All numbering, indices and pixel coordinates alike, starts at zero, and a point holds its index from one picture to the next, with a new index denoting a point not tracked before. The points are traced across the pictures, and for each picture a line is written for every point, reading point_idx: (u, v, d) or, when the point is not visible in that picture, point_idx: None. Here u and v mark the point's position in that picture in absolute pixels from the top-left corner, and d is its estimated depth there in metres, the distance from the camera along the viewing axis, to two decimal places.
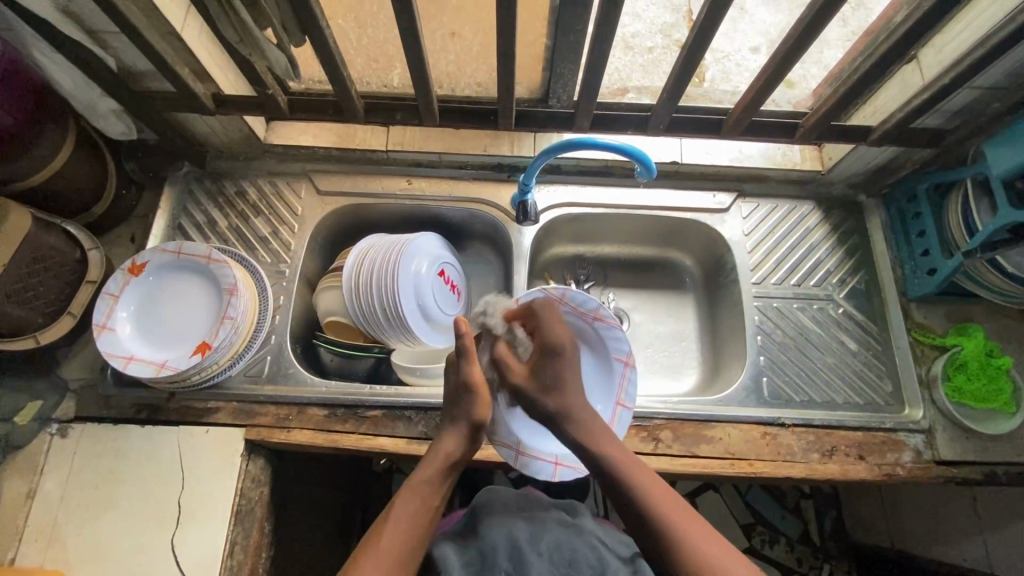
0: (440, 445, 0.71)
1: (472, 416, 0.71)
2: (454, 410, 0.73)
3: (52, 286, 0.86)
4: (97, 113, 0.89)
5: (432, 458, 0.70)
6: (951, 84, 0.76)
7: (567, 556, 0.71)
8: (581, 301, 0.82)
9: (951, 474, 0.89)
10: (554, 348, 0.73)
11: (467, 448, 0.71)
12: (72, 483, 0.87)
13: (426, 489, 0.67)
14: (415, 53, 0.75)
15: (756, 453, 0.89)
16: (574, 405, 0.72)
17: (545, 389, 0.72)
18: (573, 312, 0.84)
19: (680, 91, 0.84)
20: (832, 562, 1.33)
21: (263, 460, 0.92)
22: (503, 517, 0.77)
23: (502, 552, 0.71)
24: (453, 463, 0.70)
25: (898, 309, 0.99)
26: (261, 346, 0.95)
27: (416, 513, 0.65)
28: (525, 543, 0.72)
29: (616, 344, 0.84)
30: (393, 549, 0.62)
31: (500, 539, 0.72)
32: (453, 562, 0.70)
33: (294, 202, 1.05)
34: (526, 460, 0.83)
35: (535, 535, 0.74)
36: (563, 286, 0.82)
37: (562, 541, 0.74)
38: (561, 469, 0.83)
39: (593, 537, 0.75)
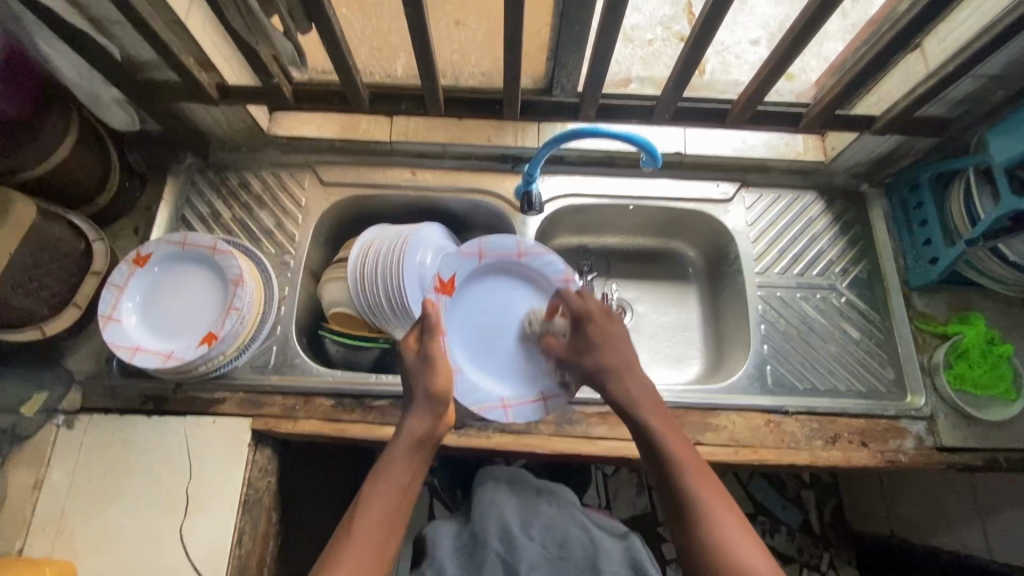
0: (407, 425, 0.73)
1: (430, 387, 0.74)
2: (413, 384, 0.75)
3: (57, 277, 0.86)
4: (100, 104, 0.89)
5: (399, 439, 0.72)
6: (956, 72, 0.77)
7: (558, 536, 0.75)
8: (499, 245, 0.90)
9: (953, 461, 0.90)
10: (581, 319, 0.83)
11: (433, 422, 0.73)
12: (80, 473, 0.87)
13: (398, 470, 0.69)
14: (422, 40, 0.75)
15: (760, 441, 0.90)
16: (606, 362, 0.80)
17: (581, 355, 0.82)
18: (497, 257, 0.91)
19: (685, 82, 0.84)
20: (832, 551, 1.34)
21: (270, 450, 0.92)
22: (493, 497, 0.80)
23: (492, 532, 0.75)
24: (420, 440, 0.72)
25: (899, 297, 0.99)
26: (267, 337, 0.95)
27: (391, 493, 0.67)
28: (515, 526, 0.75)
29: (551, 267, 0.92)
30: (370, 530, 0.64)
31: (491, 521, 0.76)
32: (446, 545, 0.75)
33: (298, 193, 1.05)
34: (515, 409, 0.87)
35: (526, 518, 0.78)
36: (480, 240, 0.89)
37: (551, 523, 0.77)
38: (553, 401, 0.87)
39: (583, 516, 0.78)
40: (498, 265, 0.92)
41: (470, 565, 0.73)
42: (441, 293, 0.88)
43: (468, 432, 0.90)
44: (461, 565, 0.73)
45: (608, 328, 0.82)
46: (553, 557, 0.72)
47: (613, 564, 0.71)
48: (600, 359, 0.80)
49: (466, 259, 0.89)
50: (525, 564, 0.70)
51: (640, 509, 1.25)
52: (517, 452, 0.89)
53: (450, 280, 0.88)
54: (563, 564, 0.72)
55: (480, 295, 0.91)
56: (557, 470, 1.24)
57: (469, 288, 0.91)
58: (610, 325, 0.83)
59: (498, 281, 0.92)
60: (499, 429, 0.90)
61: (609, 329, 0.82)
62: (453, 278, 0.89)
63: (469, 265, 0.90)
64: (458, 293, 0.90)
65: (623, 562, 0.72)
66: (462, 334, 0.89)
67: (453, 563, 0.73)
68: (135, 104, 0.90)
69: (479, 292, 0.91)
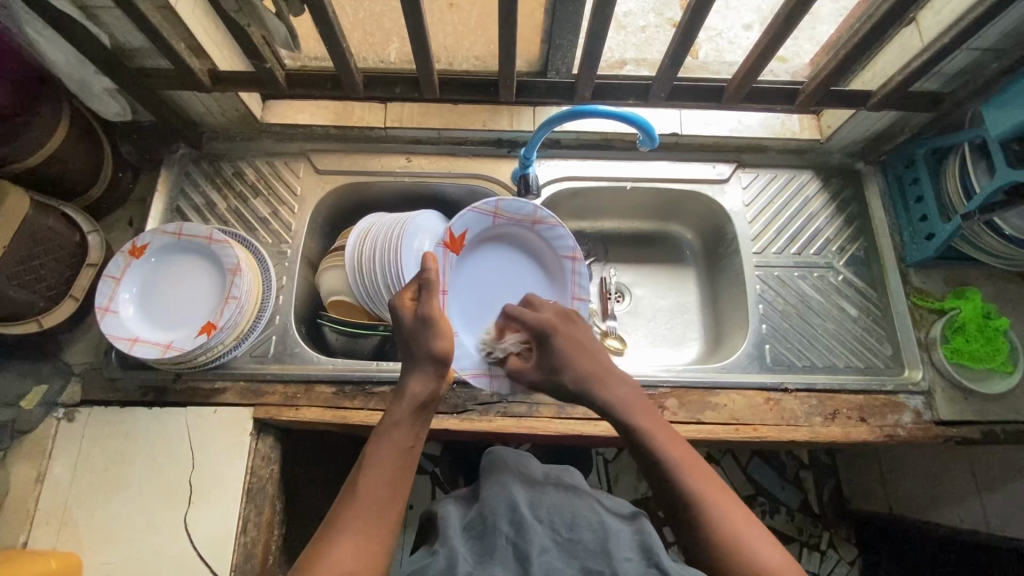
0: (408, 387, 0.74)
1: (430, 348, 0.74)
2: (413, 345, 0.75)
3: (53, 269, 0.86)
4: (91, 93, 0.87)
5: (401, 401, 0.72)
6: (951, 44, 0.76)
7: (567, 520, 0.70)
8: (516, 210, 0.92)
9: (952, 434, 0.91)
10: (543, 333, 0.80)
11: (437, 384, 0.74)
12: (82, 465, 0.87)
13: (401, 433, 0.70)
14: (415, 23, 0.74)
15: (760, 418, 0.90)
16: (581, 371, 0.76)
17: (555, 373, 0.78)
18: (511, 220, 0.94)
19: (680, 61, 0.84)
20: (831, 529, 1.35)
21: (273, 439, 0.92)
22: (501, 481, 0.77)
23: (502, 516, 0.70)
24: (422, 403, 0.73)
25: (896, 274, 1.00)
26: (266, 326, 0.95)
27: (395, 454, 0.68)
28: (524, 507, 0.71)
29: (560, 242, 0.96)
30: (375, 492, 0.65)
31: (501, 504, 0.72)
32: (455, 527, 0.72)
33: (293, 181, 1.04)
34: (501, 380, 0.90)
35: (536, 500, 0.74)
36: (497, 201, 0.90)
37: (560, 505, 0.73)
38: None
39: (593, 502, 0.75)
40: (504, 228, 0.95)
41: (477, 547, 0.68)
42: (449, 249, 0.91)
43: (471, 416, 0.90)
44: (471, 548, 0.68)
45: (572, 334, 0.80)
46: (562, 539, 0.68)
47: (624, 548, 0.66)
48: (575, 371, 0.77)
49: (481, 217, 0.91)
50: (536, 549, 0.65)
51: (641, 492, 1.26)
52: (519, 435, 0.89)
53: (460, 237, 0.91)
54: (573, 547, 0.67)
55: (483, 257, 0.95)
56: (559, 455, 1.24)
57: (472, 249, 0.94)
58: (572, 330, 0.81)
59: (500, 246, 0.96)
60: (501, 412, 0.90)
61: (572, 335, 0.80)
62: (464, 234, 0.91)
63: (483, 223, 0.92)
64: (464, 250, 0.93)
65: (637, 548, 0.67)
66: (461, 293, 0.93)
67: (461, 543, 0.68)
68: (126, 93, 0.89)
69: (481, 257, 0.95)
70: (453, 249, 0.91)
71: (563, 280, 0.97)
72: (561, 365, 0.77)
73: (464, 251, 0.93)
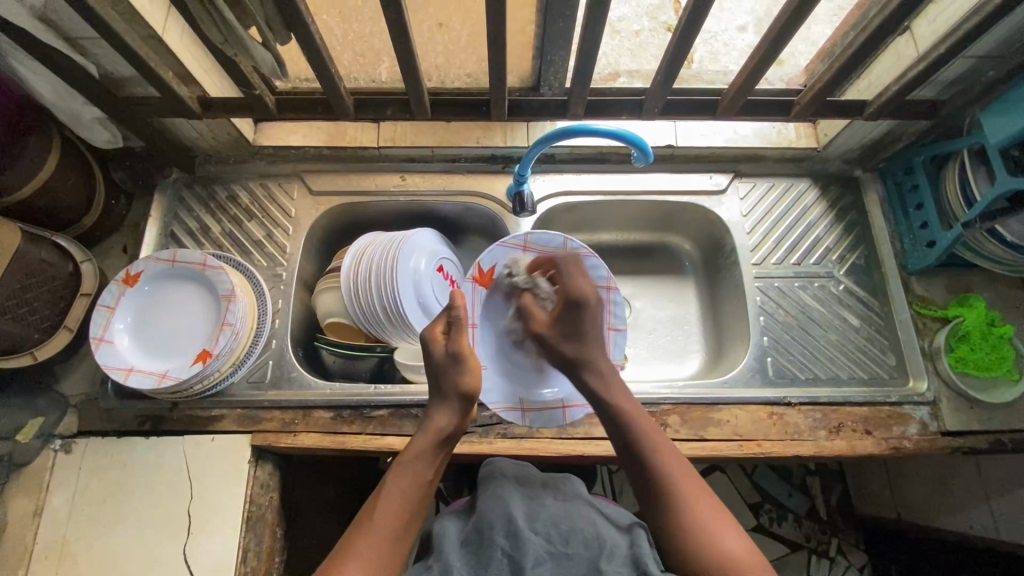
0: (433, 419, 0.73)
1: (458, 385, 0.74)
2: (441, 381, 0.75)
3: (46, 301, 0.85)
4: (81, 123, 0.87)
5: (425, 434, 0.72)
6: (947, 54, 0.75)
7: (562, 531, 0.69)
8: (545, 242, 0.88)
9: (958, 445, 0.90)
10: (575, 302, 0.79)
11: (460, 420, 0.73)
12: (79, 497, 0.86)
13: (422, 465, 0.70)
14: (403, 44, 0.73)
15: (764, 434, 0.89)
16: (593, 354, 0.79)
17: (567, 340, 0.79)
18: (541, 252, 0.89)
19: (675, 71, 0.82)
20: (840, 536, 1.33)
21: (271, 466, 0.91)
22: (500, 493, 0.75)
23: (499, 529, 0.69)
24: (446, 438, 0.73)
25: (898, 283, 0.99)
26: (263, 351, 0.95)
27: (413, 485, 0.68)
28: (522, 519, 0.70)
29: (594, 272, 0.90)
30: (390, 521, 0.65)
31: (496, 515, 0.71)
32: (451, 538, 0.70)
33: (287, 204, 1.03)
34: (533, 413, 0.90)
35: (534, 512, 0.72)
36: (525, 234, 0.88)
37: (558, 517, 0.71)
38: (571, 410, 0.90)
39: (591, 511, 0.73)
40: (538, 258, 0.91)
41: (473, 559, 0.66)
42: (479, 283, 0.89)
43: (470, 437, 0.89)
44: (466, 560, 0.66)
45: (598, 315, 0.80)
46: (558, 551, 0.66)
47: (616, 561, 0.64)
48: (586, 348, 0.78)
49: (510, 251, 0.89)
50: (530, 560, 0.64)
51: None
52: (520, 457, 0.88)
53: (489, 271, 0.89)
54: (568, 560, 0.65)
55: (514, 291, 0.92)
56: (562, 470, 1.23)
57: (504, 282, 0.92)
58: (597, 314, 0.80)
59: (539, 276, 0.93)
60: (501, 433, 0.90)
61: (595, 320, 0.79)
62: (493, 269, 0.90)
63: (512, 257, 0.89)
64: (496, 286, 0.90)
65: (627, 560, 0.65)
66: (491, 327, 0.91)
67: (457, 557, 0.67)
68: (117, 122, 0.88)
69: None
70: (483, 284, 0.90)
71: None
72: (579, 337, 0.78)
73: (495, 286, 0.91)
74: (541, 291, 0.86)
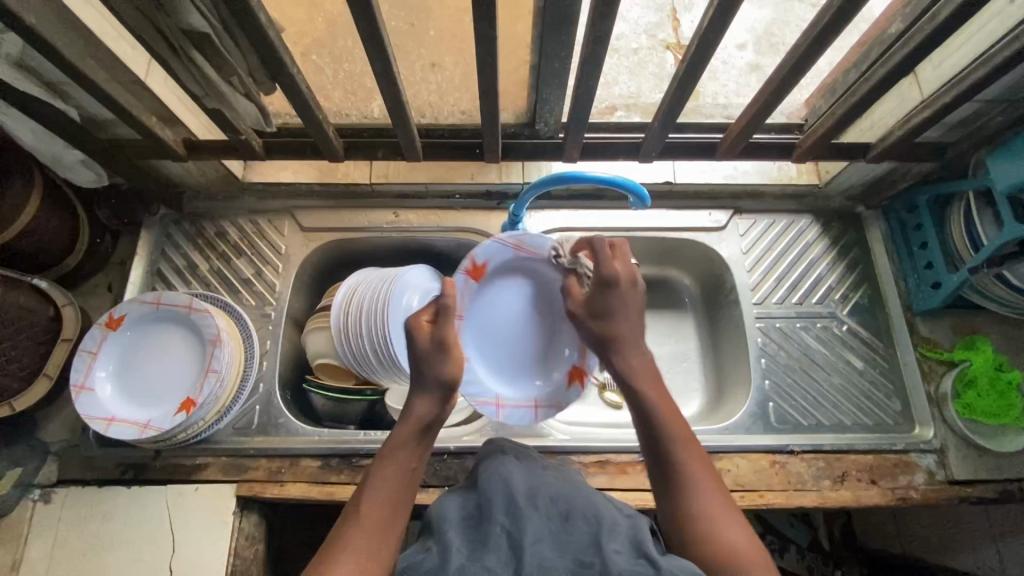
0: (412, 407, 0.67)
1: (439, 372, 0.66)
2: (425, 367, 0.68)
3: (24, 348, 0.83)
4: (64, 166, 0.84)
5: (405, 423, 0.66)
6: (952, 102, 0.73)
7: (564, 506, 0.58)
8: (536, 245, 0.81)
9: (966, 495, 0.87)
10: (607, 280, 0.69)
11: (444, 407, 0.66)
12: (57, 551, 0.83)
13: (404, 454, 0.64)
14: (392, 91, 0.71)
15: (766, 484, 0.86)
16: (619, 331, 0.69)
17: (594, 316, 0.71)
18: (534, 254, 0.82)
19: (674, 117, 0.80)
20: (844, 568, 1.27)
21: (257, 516, 0.88)
22: (498, 465, 0.63)
23: (497, 504, 0.58)
24: (428, 424, 0.66)
25: (903, 325, 0.96)
26: (249, 396, 0.92)
27: (396, 474, 0.63)
28: (520, 492, 0.58)
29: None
30: (374, 515, 0.60)
31: (495, 489, 0.59)
32: (448, 511, 0.59)
33: (277, 240, 1.01)
34: (508, 410, 0.82)
35: (535, 485, 0.61)
36: (519, 231, 0.81)
37: (561, 491, 0.60)
38: (542, 412, 0.83)
39: (599, 489, 0.61)
40: (529, 264, 0.83)
41: (471, 539, 0.55)
42: (472, 277, 0.81)
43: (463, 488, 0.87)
44: (462, 537, 0.55)
45: (632, 299, 0.70)
46: (558, 529, 0.55)
47: (619, 542, 0.53)
48: (614, 326, 0.70)
49: (503, 248, 0.81)
50: (529, 537, 0.53)
51: None
52: None
53: (483, 266, 0.81)
54: (569, 539, 0.54)
55: (507, 289, 0.83)
56: None
57: (495, 286, 0.83)
58: (633, 298, 0.70)
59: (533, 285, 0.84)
60: None
61: (628, 302, 0.70)
62: (487, 264, 0.82)
63: (502, 255, 0.82)
64: (487, 279, 0.83)
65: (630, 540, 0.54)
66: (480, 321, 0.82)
67: (455, 535, 0.55)
68: (101, 163, 0.86)
69: (506, 291, 0.83)
70: (475, 277, 0.81)
71: None
72: (604, 315, 0.70)
73: (488, 282, 0.83)
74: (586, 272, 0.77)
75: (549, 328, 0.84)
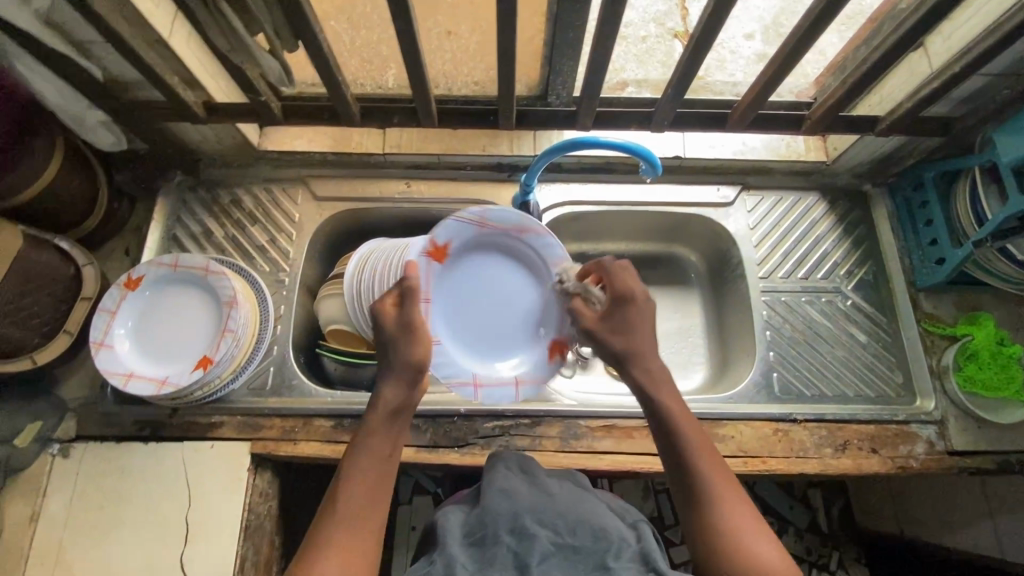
0: (382, 395, 0.69)
1: (409, 357, 0.69)
2: (391, 353, 0.70)
3: (46, 305, 0.84)
4: (85, 126, 0.86)
5: (375, 411, 0.68)
6: (961, 73, 0.75)
7: (570, 521, 0.65)
8: (499, 218, 0.85)
9: (965, 465, 0.89)
10: (623, 297, 0.74)
11: (411, 392, 0.68)
12: (76, 503, 0.85)
13: (376, 443, 0.66)
14: (412, 54, 0.73)
15: (769, 451, 0.88)
16: (638, 346, 0.72)
17: (617, 331, 0.73)
18: (497, 230, 0.86)
19: (686, 84, 0.81)
20: (841, 549, 1.32)
21: (270, 474, 0.90)
22: (505, 487, 0.70)
23: (504, 523, 0.65)
24: (397, 411, 0.68)
25: (906, 300, 0.98)
26: (264, 358, 0.94)
27: (373, 463, 0.65)
28: (527, 513, 0.66)
29: (548, 251, 0.87)
30: (353, 507, 0.61)
31: (501, 509, 0.67)
32: (454, 529, 0.66)
33: (291, 208, 1.03)
34: (486, 391, 0.85)
35: (540, 503, 0.68)
36: (482, 209, 0.83)
37: (564, 508, 0.67)
38: (524, 387, 0.86)
39: (599, 508, 0.69)
40: (494, 239, 0.87)
41: (476, 555, 0.62)
42: (433, 258, 0.83)
43: (472, 449, 0.88)
44: (471, 556, 0.62)
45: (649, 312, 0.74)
46: (564, 545, 0.62)
47: (625, 556, 0.61)
48: (633, 341, 0.72)
49: (464, 226, 0.84)
50: (537, 557, 0.60)
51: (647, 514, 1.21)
52: None
53: (444, 246, 0.83)
54: (574, 555, 0.62)
55: (470, 272, 0.86)
56: None
57: (462, 263, 0.86)
58: (648, 312, 0.74)
59: (503, 260, 0.88)
60: (503, 445, 0.89)
61: (645, 316, 0.73)
62: (448, 245, 0.84)
63: (466, 233, 0.84)
64: (452, 261, 0.85)
65: (636, 555, 0.61)
66: (447, 305, 0.84)
67: (460, 552, 0.62)
68: (121, 125, 0.87)
69: (473, 271, 0.86)
70: (437, 260, 0.83)
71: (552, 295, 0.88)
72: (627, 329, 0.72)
73: (450, 263, 0.85)
74: (594, 297, 0.79)
75: (517, 306, 0.87)
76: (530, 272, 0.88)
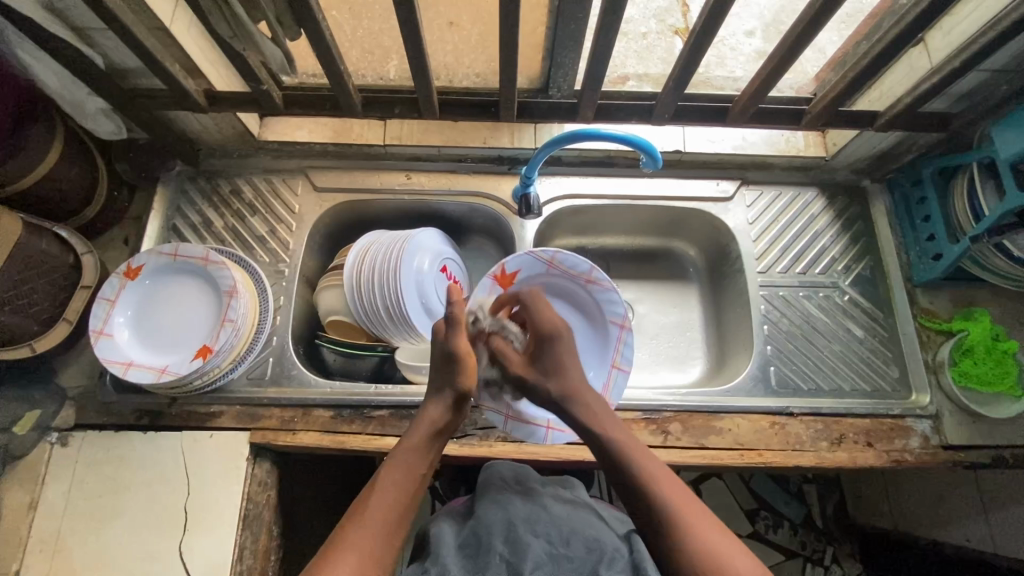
0: (425, 414, 0.70)
1: (456, 383, 0.71)
2: (438, 376, 0.72)
3: (46, 292, 0.84)
4: (85, 114, 0.86)
5: (419, 427, 0.69)
6: (959, 68, 0.75)
7: (564, 533, 0.68)
8: (571, 264, 0.90)
9: (959, 459, 0.90)
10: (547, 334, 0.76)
11: (456, 415, 0.71)
12: (74, 492, 0.85)
13: (415, 458, 0.66)
14: (415, 44, 0.73)
15: (766, 444, 0.89)
16: (573, 380, 0.74)
17: (546, 374, 0.74)
18: (565, 273, 0.91)
19: (686, 79, 0.81)
20: (835, 545, 1.32)
21: (269, 464, 0.91)
22: (498, 499, 0.73)
23: (498, 534, 0.67)
24: (440, 431, 0.69)
25: (903, 294, 0.99)
26: (263, 348, 0.94)
27: (408, 478, 0.65)
28: (520, 524, 0.69)
29: (611, 307, 0.91)
30: (382, 515, 0.61)
31: (496, 518, 0.70)
32: (448, 541, 0.68)
33: (291, 200, 1.02)
34: (516, 423, 0.87)
35: (533, 513, 0.71)
36: (555, 251, 0.89)
37: (561, 519, 0.71)
38: (554, 432, 0.87)
39: (592, 518, 0.72)
40: (559, 279, 0.93)
41: (471, 565, 0.65)
42: (497, 282, 0.90)
43: (471, 441, 0.89)
44: (463, 565, 0.65)
45: (569, 343, 0.77)
46: (557, 555, 0.65)
47: (617, 566, 0.64)
48: (564, 381, 0.73)
49: (536, 262, 0.90)
50: (530, 564, 0.63)
51: None
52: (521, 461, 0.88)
53: (511, 275, 0.91)
54: (565, 563, 0.65)
55: None
56: None
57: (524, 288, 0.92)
58: (571, 346, 0.77)
59: (558, 297, 0.94)
60: (501, 436, 0.89)
61: (568, 351, 0.76)
62: (516, 273, 0.91)
63: (536, 268, 0.91)
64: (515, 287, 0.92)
65: (627, 565, 0.65)
66: None
67: (454, 562, 0.65)
68: (121, 113, 0.87)
69: None
70: (502, 284, 0.90)
71: (605, 340, 0.92)
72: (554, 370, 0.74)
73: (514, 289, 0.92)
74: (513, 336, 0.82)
75: None
76: (590, 320, 0.93)
